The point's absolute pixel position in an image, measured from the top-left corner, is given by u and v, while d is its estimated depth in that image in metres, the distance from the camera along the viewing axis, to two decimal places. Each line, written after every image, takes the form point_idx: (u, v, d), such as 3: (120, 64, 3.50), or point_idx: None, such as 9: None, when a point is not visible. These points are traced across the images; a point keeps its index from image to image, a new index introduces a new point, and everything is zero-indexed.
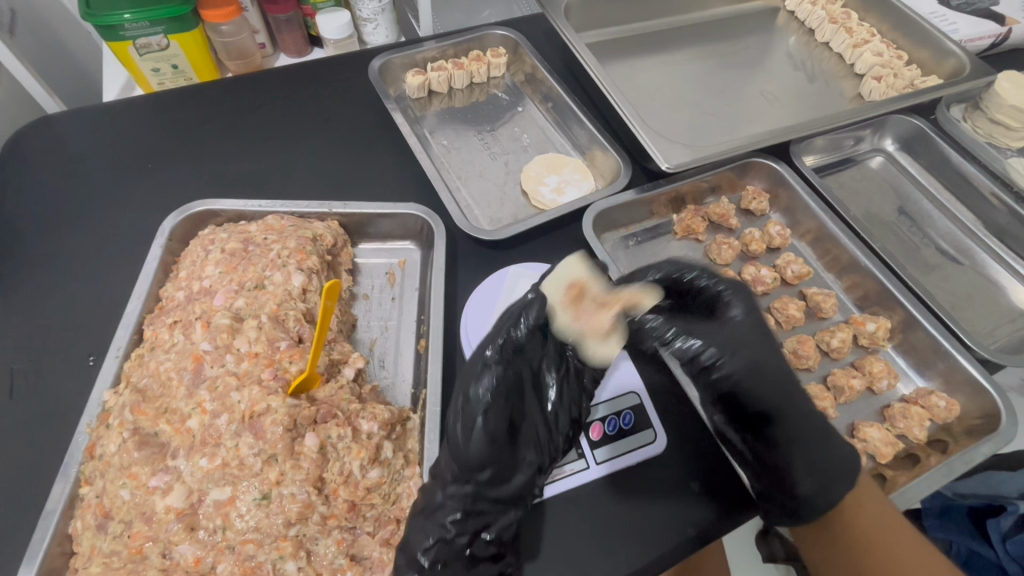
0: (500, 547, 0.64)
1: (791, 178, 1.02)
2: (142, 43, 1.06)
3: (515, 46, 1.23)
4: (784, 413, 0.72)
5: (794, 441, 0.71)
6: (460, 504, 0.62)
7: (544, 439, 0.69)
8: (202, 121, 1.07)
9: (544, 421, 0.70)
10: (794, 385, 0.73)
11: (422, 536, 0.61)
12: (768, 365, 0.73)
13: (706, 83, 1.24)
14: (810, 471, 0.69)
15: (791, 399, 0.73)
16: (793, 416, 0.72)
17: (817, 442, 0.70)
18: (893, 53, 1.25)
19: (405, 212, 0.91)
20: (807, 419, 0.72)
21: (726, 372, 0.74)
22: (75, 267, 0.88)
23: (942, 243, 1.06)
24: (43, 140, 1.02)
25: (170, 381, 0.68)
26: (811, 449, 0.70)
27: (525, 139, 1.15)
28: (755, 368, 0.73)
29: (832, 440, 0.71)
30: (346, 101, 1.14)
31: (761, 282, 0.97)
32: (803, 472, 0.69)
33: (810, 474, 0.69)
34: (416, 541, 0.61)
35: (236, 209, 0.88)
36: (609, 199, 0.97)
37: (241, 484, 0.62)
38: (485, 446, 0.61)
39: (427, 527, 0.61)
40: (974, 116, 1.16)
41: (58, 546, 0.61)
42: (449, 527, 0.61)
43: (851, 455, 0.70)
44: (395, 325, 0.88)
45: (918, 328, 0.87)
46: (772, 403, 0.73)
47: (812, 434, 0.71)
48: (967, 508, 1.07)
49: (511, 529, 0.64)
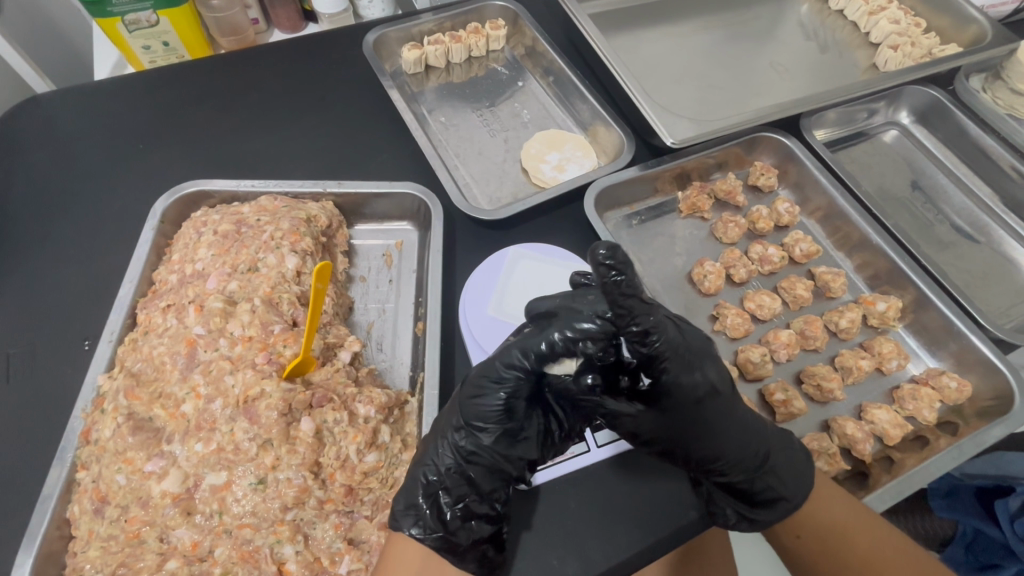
0: (469, 508, 0.60)
1: (801, 152, 0.98)
2: (131, 19, 1.01)
3: (514, 17, 1.19)
4: (727, 468, 0.63)
5: (735, 485, 0.64)
6: (453, 459, 0.60)
7: (509, 366, 0.56)
8: (194, 101, 1.04)
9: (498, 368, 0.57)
10: (752, 442, 0.63)
11: (399, 500, 0.59)
12: (727, 427, 0.61)
13: (714, 54, 1.19)
14: (740, 510, 0.66)
15: (745, 451, 0.62)
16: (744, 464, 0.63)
17: (763, 485, 0.64)
18: (911, 21, 1.20)
19: (402, 191, 0.88)
20: (762, 468, 0.64)
21: (648, 432, 0.60)
22: (68, 252, 0.86)
23: (958, 220, 1.02)
24: (33, 121, 1.00)
25: (163, 366, 0.67)
26: (762, 495, 0.64)
27: (525, 115, 1.12)
28: (688, 430, 0.60)
29: (803, 467, 0.66)
30: (341, 77, 1.10)
31: (767, 262, 0.94)
32: (722, 497, 0.67)
33: (769, 503, 0.65)
34: (399, 496, 0.60)
35: (229, 190, 0.86)
36: (611, 176, 0.94)
37: (237, 468, 0.61)
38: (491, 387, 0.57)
39: (407, 491, 0.60)
40: (995, 86, 1.12)
41: (56, 530, 0.61)
42: (430, 519, 0.58)
43: (807, 471, 0.66)
44: (392, 308, 0.86)
45: (930, 307, 0.85)
46: (728, 452, 0.62)
47: (767, 483, 0.64)
48: (975, 489, 1.05)
49: (465, 488, 0.60)
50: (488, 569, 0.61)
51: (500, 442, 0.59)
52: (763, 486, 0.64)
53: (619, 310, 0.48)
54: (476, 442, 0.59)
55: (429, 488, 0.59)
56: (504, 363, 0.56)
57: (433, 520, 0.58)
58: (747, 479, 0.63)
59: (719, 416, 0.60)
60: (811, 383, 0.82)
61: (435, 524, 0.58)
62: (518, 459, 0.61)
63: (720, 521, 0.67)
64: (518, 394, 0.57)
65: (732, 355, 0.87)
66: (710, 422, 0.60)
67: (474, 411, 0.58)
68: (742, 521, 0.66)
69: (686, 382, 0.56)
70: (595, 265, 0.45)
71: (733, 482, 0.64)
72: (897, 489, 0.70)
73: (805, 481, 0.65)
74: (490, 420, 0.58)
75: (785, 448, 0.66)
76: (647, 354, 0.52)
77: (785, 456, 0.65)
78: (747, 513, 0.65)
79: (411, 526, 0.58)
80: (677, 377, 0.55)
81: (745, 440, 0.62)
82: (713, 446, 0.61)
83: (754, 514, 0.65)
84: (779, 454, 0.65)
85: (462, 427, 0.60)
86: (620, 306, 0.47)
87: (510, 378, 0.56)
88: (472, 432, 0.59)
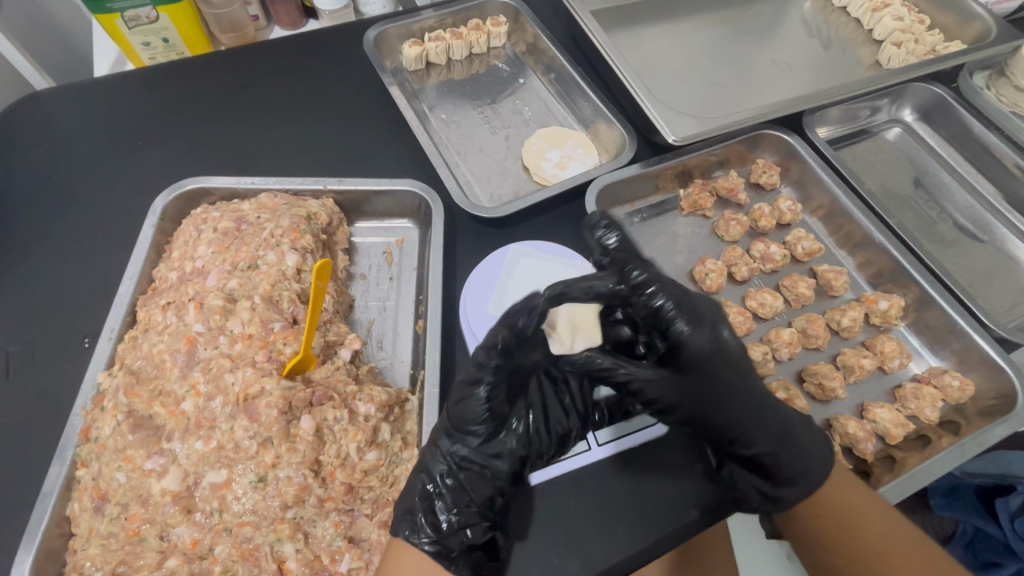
0: (464, 513, 0.61)
1: (803, 150, 0.97)
2: (131, 16, 1.01)
3: (516, 14, 1.18)
4: (748, 439, 0.63)
5: (760, 460, 0.64)
6: (447, 466, 0.62)
7: (479, 367, 0.60)
8: (193, 98, 1.04)
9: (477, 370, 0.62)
10: (771, 414, 0.64)
11: (399, 507, 0.61)
12: (746, 397, 0.62)
13: (716, 51, 1.19)
14: (764, 490, 0.66)
15: (767, 423, 0.63)
16: (768, 436, 0.63)
17: (788, 461, 0.63)
18: (915, 18, 1.19)
19: (402, 188, 0.88)
20: (784, 443, 0.64)
21: (669, 399, 0.62)
22: (67, 249, 0.86)
23: (961, 218, 1.02)
24: (32, 118, 0.99)
25: (163, 363, 0.66)
26: (784, 473, 0.64)
27: (527, 112, 1.11)
28: (710, 397, 0.62)
29: (817, 449, 0.65)
30: (342, 74, 1.10)
31: (769, 260, 0.94)
32: (745, 478, 0.67)
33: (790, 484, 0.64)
34: (399, 504, 0.61)
35: (229, 187, 0.86)
36: (613, 173, 0.93)
37: (237, 466, 0.61)
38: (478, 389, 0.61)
39: (406, 498, 0.61)
40: (999, 84, 1.11)
41: (56, 527, 0.61)
42: (425, 525, 0.59)
43: (824, 453, 0.65)
44: (393, 306, 0.86)
45: (933, 305, 0.85)
46: (749, 421, 0.63)
47: (790, 459, 0.63)
48: (976, 487, 1.05)
49: (460, 493, 0.62)
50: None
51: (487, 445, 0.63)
52: (788, 464, 0.64)
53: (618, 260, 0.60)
54: (464, 448, 0.63)
55: (426, 497, 0.61)
56: (476, 364, 0.60)
57: (429, 524, 0.59)
58: (770, 452, 0.64)
59: (740, 384, 0.62)
60: (812, 381, 0.82)
61: (430, 530, 0.59)
62: (507, 463, 0.64)
63: (744, 504, 0.67)
64: (498, 393, 0.62)
65: None
66: (731, 388, 0.61)
67: (463, 416, 0.62)
68: (766, 502, 0.66)
69: (700, 340, 0.59)
70: (593, 230, 0.70)
71: (756, 456, 0.64)
72: (899, 488, 0.69)
73: (828, 462, 0.64)
74: (478, 425, 0.62)
75: (806, 427, 0.66)
76: (648, 308, 0.59)
77: (806, 433, 0.65)
78: (770, 492, 0.65)
79: (410, 532, 0.58)
80: (689, 328, 0.59)
81: (764, 411, 0.63)
82: (735, 414, 0.62)
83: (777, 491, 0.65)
84: (801, 432, 0.65)
85: (451, 435, 0.63)
86: (621, 258, 0.60)
87: (486, 377, 0.60)
88: (461, 438, 0.63)
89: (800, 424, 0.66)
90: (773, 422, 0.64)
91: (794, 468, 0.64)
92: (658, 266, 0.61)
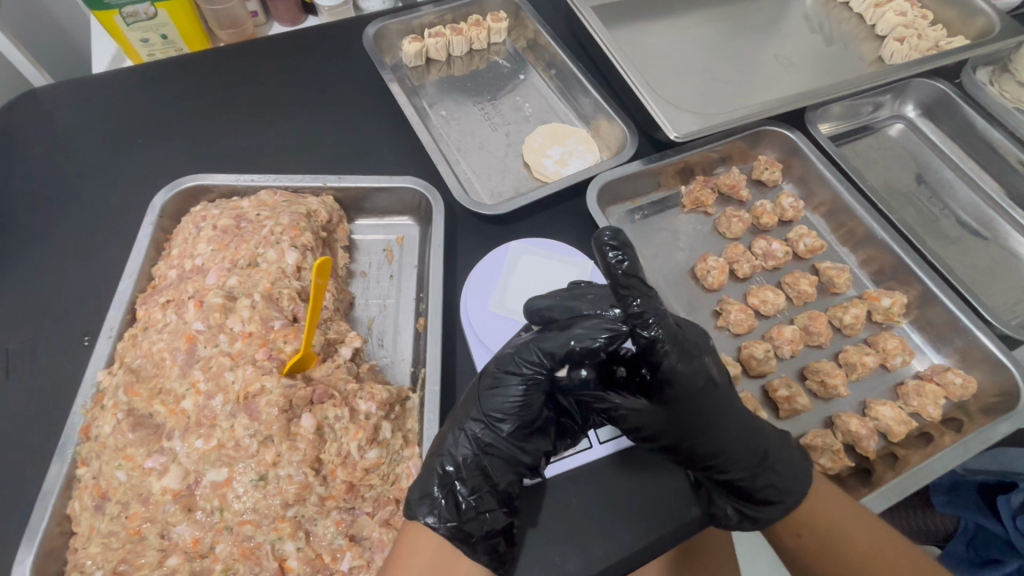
0: (485, 501, 0.60)
1: (805, 147, 0.97)
2: (129, 12, 1.00)
3: (516, 10, 1.17)
4: (729, 465, 0.62)
5: (737, 483, 0.63)
6: (472, 449, 0.61)
7: (528, 363, 0.60)
8: (193, 95, 1.03)
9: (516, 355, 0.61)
10: (754, 441, 0.62)
11: (416, 491, 0.59)
12: (726, 423, 0.60)
13: (718, 47, 1.18)
14: (742, 510, 0.64)
15: (746, 448, 0.61)
16: (749, 462, 0.62)
17: (767, 486, 0.62)
18: (918, 13, 1.19)
19: (402, 185, 0.88)
20: (762, 467, 0.62)
21: (650, 428, 0.61)
22: (66, 247, 0.86)
23: (964, 215, 1.02)
24: (31, 115, 0.99)
25: (163, 362, 0.66)
26: (763, 495, 0.63)
27: (527, 108, 1.11)
28: (690, 427, 0.60)
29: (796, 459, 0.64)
30: (341, 70, 1.09)
31: (772, 257, 0.93)
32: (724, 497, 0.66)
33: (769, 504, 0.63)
34: (418, 487, 0.60)
35: (228, 184, 0.86)
36: (614, 170, 0.93)
37: (237, 465, 0.61)
38: (511, 376, 0.61)
39: (424, 482, 0.60)
40: (1002, 79, 1.10)
41: (57, 526, 0.61)
42: (445, 508, 0.58)
43: (805, 467, 0.64)
44: (393, 304, 0.86)
45: (936, 303, 0.84)
46: (729, 447, 0.61)
47: (768, 483, 0.62)
48: (977, 484, 1.05)
49: (482, 478, 0.61)
50: (500, 564, 0.60)
51: (519, 433, 0.62)
52: (767, 484, 0.62)
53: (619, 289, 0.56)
54: (493, 434, 0.61)
55: (444, 482, 0.60)
56: (524, 358, 0.60)
57: (450, 510, 0.58)
58: (749, 477, 0.62)
59: (720, 410, 0.60)
60: (814, 379, 0.82)
61: (450, 514, 0.58)
62: (534, 451, 0.63)
63: (721, 521, 0.65)
64: (537, 390, 0.61)
65: (735, 350, 0.86)
66: (711, 416, 0.59)
67: (494, 401, 0.61)
68: (744, 522, 0.64)
69: (683, 373, 0.57)
70: (600, 249, 0.57)
71: (734, 480, 0.62)
72: (900, 486, 0.69)
73: (807, 479, 0.64)
74: (509, 412, 0.61)
75: (788, 449, 0.64)
76: (644, 341, 0.56)
77: (785, 454, 0.64)
78: (749, 513, 0.64)
79: (429, 515, 0.57)
80: (678, 363, 0.56)
81: (746, 437, 0.61)
82: (715, 441, 0.60)
83: (754, 510, 0.64)
84: (781, 453, 0.64)
85: (480, 418, 0.62)
86: (623, 287, 0.56)
87: (530, 373, 0.60)
88: (491, 424, 0.61)
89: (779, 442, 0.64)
90: (752, 446, 0.62)
91: (778, 488, 0.62)
92: (660, 298, 0.57)
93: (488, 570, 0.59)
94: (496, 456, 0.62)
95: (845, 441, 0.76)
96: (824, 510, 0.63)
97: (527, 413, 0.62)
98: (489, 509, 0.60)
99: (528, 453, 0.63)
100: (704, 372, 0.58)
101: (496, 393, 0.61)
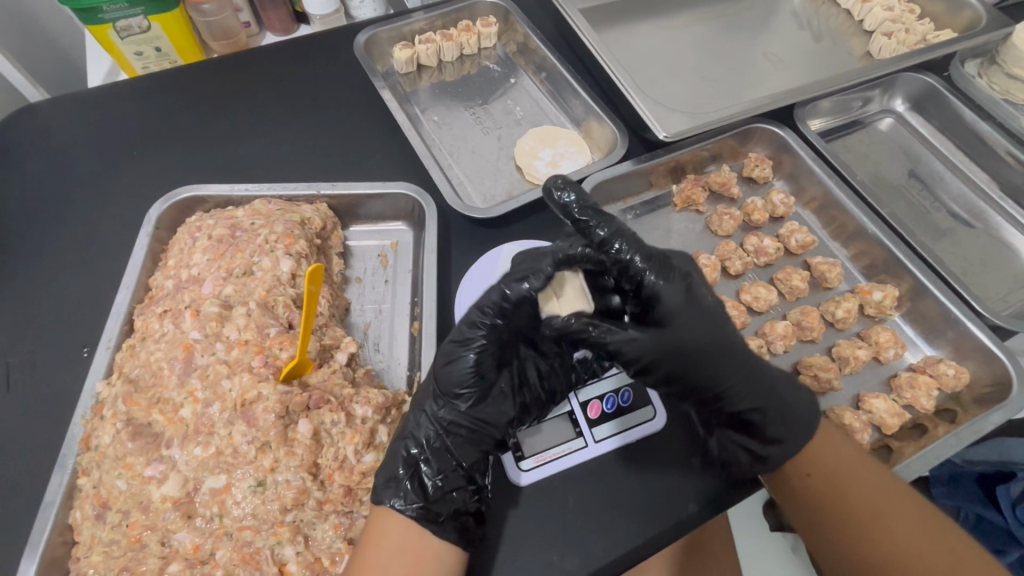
0: (456, 484, 0.64)
1: (795, 143, 0.97)
2: (122, 26, 1.01)
3: (505, 14, 1.18)
4: (737, 393, 0.66)
5: (746, 416, 0.67)
6: (436, 432, 0.65)
7: (475, 327, 0.64)
8: (187, 106, 1.04)
9: (454, 330, 0.66)
10: (756, 366, 0.66)
11: (382, 473, 0.63)
12: (722, 352, 0.64)
13: (707, 46, 1.18)
14: (753, 449, 0.67)
15: (749, 381, 0.66)
16: (752, 393, 0.66)
17: (777, 417, 0.66)
18: (904, 7, 1.20)
19: (395, 192, 0.88)
20: (770, 398, 0.66)
21: (652, 358, 0.63)
22: (64, 260, 0.87)
23: (955, 207, 1.02)
24: (27, 131, 1.00)
25: (161, 371, 0.67)
26: (774, 429, 0.66)
27: (518, 112, 1.12)
28: (694, 349, 0.63)
29: (797, 390, 0.69)
30: (333, 79, 1.10)
31: (763, 253, 0.93)
32: (732, 441, 0.69)
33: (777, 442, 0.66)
34: (389, 463, 0.63)
35: (222, 194, 0.86)
36: (604, 171, 0.93)
37: (236, 471, 0.61)
38: (460, 349, 0.64)
39: (391, 468, 0.63)
40: (990, 71, 1.11)
41: (59, 535, 0.62)
42: (410, 490, 0.61)
43: (811, 398, 0.69)
44: (388, 309, 0.86)
45: (927, 295, 0.85)
46: (728, 378, 0.65)
47: (779, 412, 0.66)
48: (976, 475, 1.06)
49: (451, 463, 0.65)
50: (470, 542, 0.61)
51: (477, 407, 0.66)
52: (777, 417, 0.66)
53: (583, 225, 0.65)
54: (454, 410, 0.66)
55: (409, 464, 0.63)
56: (469, 324, 0.64)
57: (419, 491, 0.62)
58: (758, 407, 0.66)
59: (719, 342, 0.64)
60: (808, 373, 0.82)
61: (417, 496, 0.61)
62: (497, 423, 0.66)
63: (734, 465, 0.68)
64: (488, 354, 0.65)
65: None
66: (710, 348, 0.64)
67: (448, 375, 0.65)
68: (757, 463, 0.67)
69: (670, 294, 0.62)
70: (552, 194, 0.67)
71: (742, 413, 0.67)
72: (896, 478, 0.70)
73: (814, 413, 0.68)
74: (466, 386, 0.65)
75: (794, 383, 0.69)
76: (619, 258, 0.63)
77: (791, 390, 0.68)
78: (759, 452, 0.67)
79: (394, 497, 0.60)
80: (663, 283, 0.62)
81: (742, 370, 0.65)
82: (714, 369, 0.64)
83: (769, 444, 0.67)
84: (786, 388, 0.68)
85: (439, 398, 0.66)
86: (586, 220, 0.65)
87: (479, 340, 0.64)
88: (450, 400, 0.65)
89: (785, 379, 0.69)
90: (750, 377, 0.66)
91: (781, 418, 0.66)
92: (621, 221, 0.65)
93: (458, 549, 0.60)
94: (465, 434, 0.66)
95: (841, 435, 0.76)
96: (833, 457, 0.67)
97: (478, 376, 0.65)
98: (457, 491, 0.63)
99: (488, 426, 0.66)
100: (693, 297, 0.63)
101: (450, 368, 0.65)
